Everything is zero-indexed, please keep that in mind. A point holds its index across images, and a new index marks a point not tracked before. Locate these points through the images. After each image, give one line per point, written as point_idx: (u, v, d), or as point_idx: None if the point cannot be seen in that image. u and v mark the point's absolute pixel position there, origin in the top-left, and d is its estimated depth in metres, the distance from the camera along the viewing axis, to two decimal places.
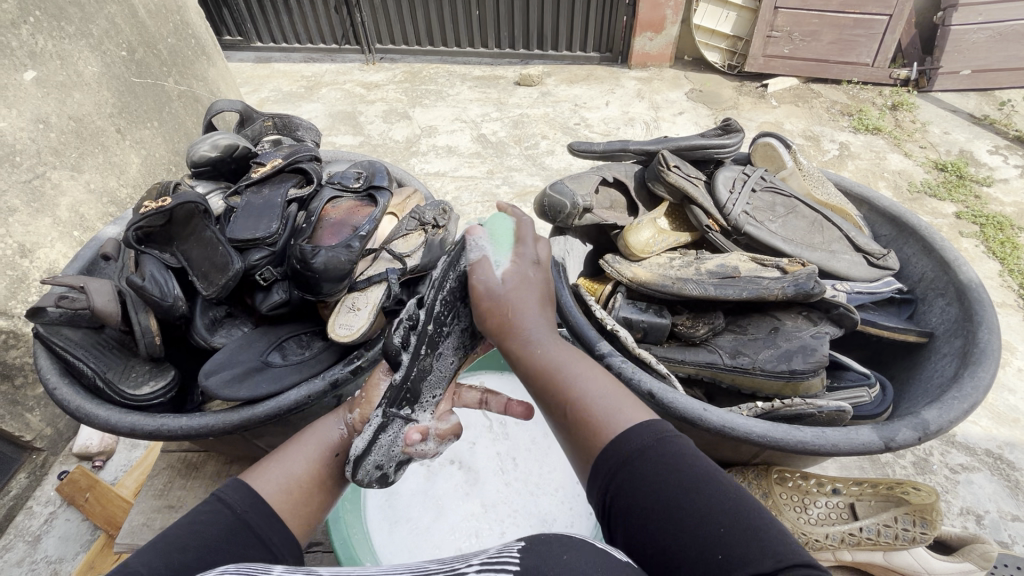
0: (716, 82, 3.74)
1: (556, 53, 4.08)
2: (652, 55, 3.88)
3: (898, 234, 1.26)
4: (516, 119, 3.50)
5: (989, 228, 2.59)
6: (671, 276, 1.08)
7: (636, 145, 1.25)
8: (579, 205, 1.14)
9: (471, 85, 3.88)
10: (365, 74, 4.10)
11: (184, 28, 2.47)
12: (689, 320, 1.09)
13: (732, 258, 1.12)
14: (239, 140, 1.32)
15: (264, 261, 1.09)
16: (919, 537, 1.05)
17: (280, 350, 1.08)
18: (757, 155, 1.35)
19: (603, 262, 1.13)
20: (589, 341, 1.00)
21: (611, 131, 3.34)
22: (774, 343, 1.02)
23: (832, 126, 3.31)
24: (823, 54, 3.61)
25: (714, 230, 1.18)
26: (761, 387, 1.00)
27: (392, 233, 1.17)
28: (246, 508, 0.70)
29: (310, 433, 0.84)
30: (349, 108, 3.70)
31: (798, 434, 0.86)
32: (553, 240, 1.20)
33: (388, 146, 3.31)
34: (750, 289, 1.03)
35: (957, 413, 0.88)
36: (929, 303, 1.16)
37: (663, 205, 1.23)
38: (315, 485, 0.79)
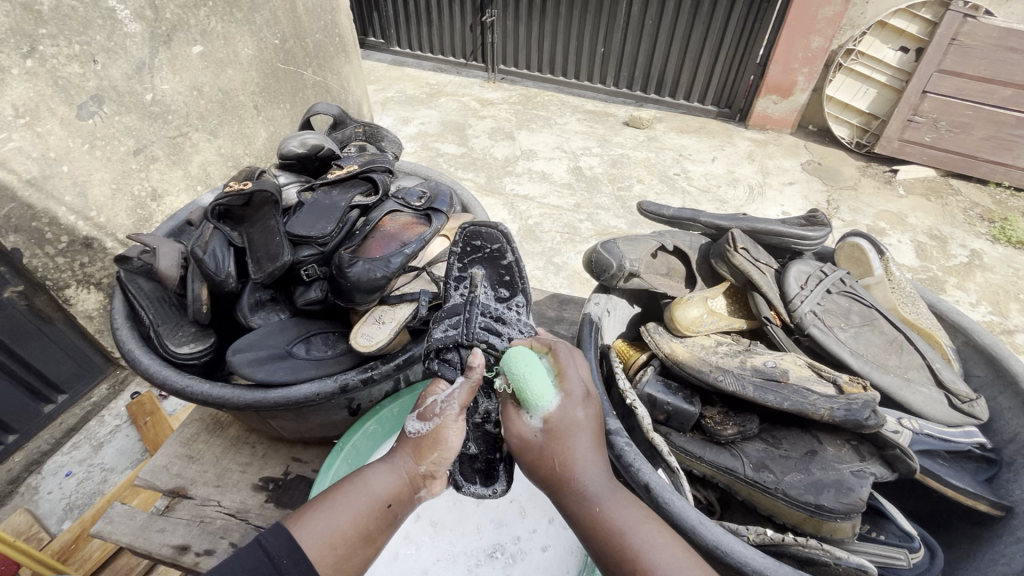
0: (838, 159, 3.50)
1: (672, 101, 4.05)
2: (772, 118, 3.71)
3: (994, 379, 1.10)
4: (616, 158, 3.50)
5: None
6: (711, 363, 1.00)
7: (707, 218, 1.23)
8: (626, 268, 1.09)
9: (580, 118, 3.95)
10: (483, 90, 4.32)
11: (333, 27, 2.72)
12: (718, 415, 1.01)
13: (785, 359, 1.03)
14: (326, 142, 1.43)
15: (311, 258, 1.16)
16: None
17: (306, 342, 1.15)
18: (842, 254, 1.25)
19: (643, 329, 1.09)
20: (600, 413, 0.95)
21: (710, 188, 3.24)
22: (806, 468, 0.91)
23: (965, 230, 2.96)
24: (972, 149, 3.25)
25: (774, 324, 1.09)
26: (778, 512, 0.91)
27: (439, 256, 1.20)
28: (284, 556, 0.74)
29: (356, 483, 0.84)
30: (460, 120, 3.92)
31: None
32: (596, 295, 1.15)
33: (486, 161, 3.44)
34: (793, 400, 0.93)
35: None
36: (1016, 470, 0.99)
37: (724, 284, 1.17)
38: (371, 520, 0.81)
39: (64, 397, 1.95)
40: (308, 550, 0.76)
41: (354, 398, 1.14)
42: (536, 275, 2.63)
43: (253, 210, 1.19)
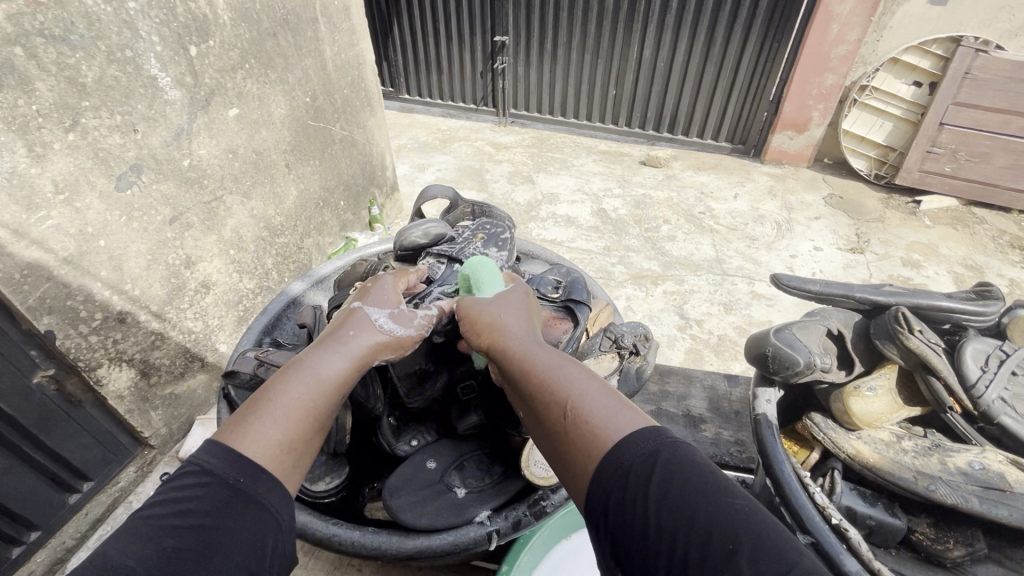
0: (860, 191, 3.51)
1: (686, 139, 4.08)
2: (789, 153, 3.74)
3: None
4: (638, 198, 3.49)
5: None
6: (911, 468, 1.03)
7: (862, 293, 1.16)
8: (810, 363, 1.12)
9: (596, 159, 3.96)
10: (495, 135, 4.34)
11: (359, 82, 2.70)
12: (927, 529, 1.07)
13: (989, 458, 1.03)
14: (447, 229, 1.39)
15: None
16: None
17: (459, 469, 1.20)
18: (1015, 328, 1.14)
19: (813, 424, 1.13)
20: (833, 543, 0.98)
21: (738, 225, 3.22)
22: None
23: (999, 259, 2.95)
24: (992, 178, 3.28)
25: (956, 413, 1.05)
26: None
27: (587, 351, 1.24)
28: (235, 473, 0.71)
29: (306, 368, 0.85)
30: (476, 165, 3.91)
31: None
32: (760, 388, 1.24)
33: (509, 206, 3.41)
34: (1022, 516, 0.97)
35: None
36: None
37: (890, 367, 1.12)
38: (320, 404, 0.83)
39: (90, 484, 1.80)
40: (251, 451, 0.73)
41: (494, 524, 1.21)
42: None
43: None
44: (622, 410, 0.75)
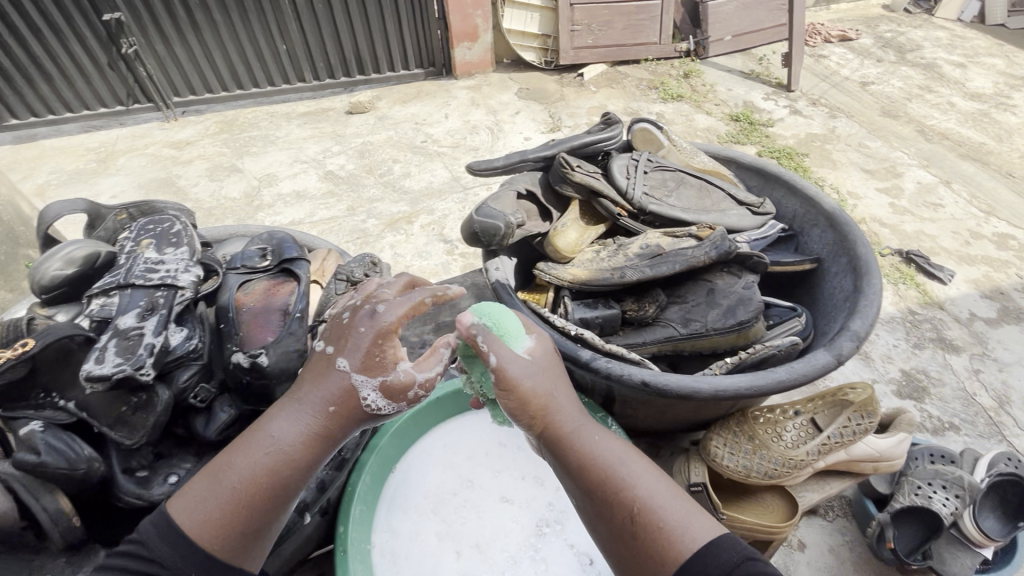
0: (539, 79, 4.00)
1: (380, 76, 4.03)
2: (474, 63, 4.01)
3: (765, 182, 1.50)
4: (360, 148, 3.39)
5: (783, 160, 3.16)
6: (609, 268, 1.19)
7: (533, 153, 1.32)
8: (511, 223, 1.19)
9: (300, 123, 3.68)
10: (169, 133, 3.65)
11: None
12: (634, 305, 1.26)
13: (651, 237, 1.23)
14: (98, 247, 1.24)
15: (194, 378, 1.10)
16: (870, 426, 1.31)
17: None
18: (637, 138, 1.48)
19: (539, 271, 1.25)
20: (572, 354, 1.12)
21: (459, 141, 3.42)
22: (716, 303, 1.20)
23: (645, 101, 3.77)
24: (619, 40, 4.06)
25: (624, 216, 1.30)
26: (717, 344, 1.20)
27: (323, 302, 1.23)
28: (174, 555, 0.80)
29: (257, 441, 0.86)
30: (162, 174, 3.27)
31: (774, 376, 1.07)
32: (488, 262, 1.30)
33: (226, 205, 3.00)
34: (681, 261, 1.16)
35: (871, 316, 1.16)
36: (808, 233, 1.42)
37: (574, 203, 1.31)
38: (274, 475, 0.84)
39: None
40: (204, 537, 0.81)
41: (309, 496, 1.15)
42: None
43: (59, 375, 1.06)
44: (681, 510, 0.81)
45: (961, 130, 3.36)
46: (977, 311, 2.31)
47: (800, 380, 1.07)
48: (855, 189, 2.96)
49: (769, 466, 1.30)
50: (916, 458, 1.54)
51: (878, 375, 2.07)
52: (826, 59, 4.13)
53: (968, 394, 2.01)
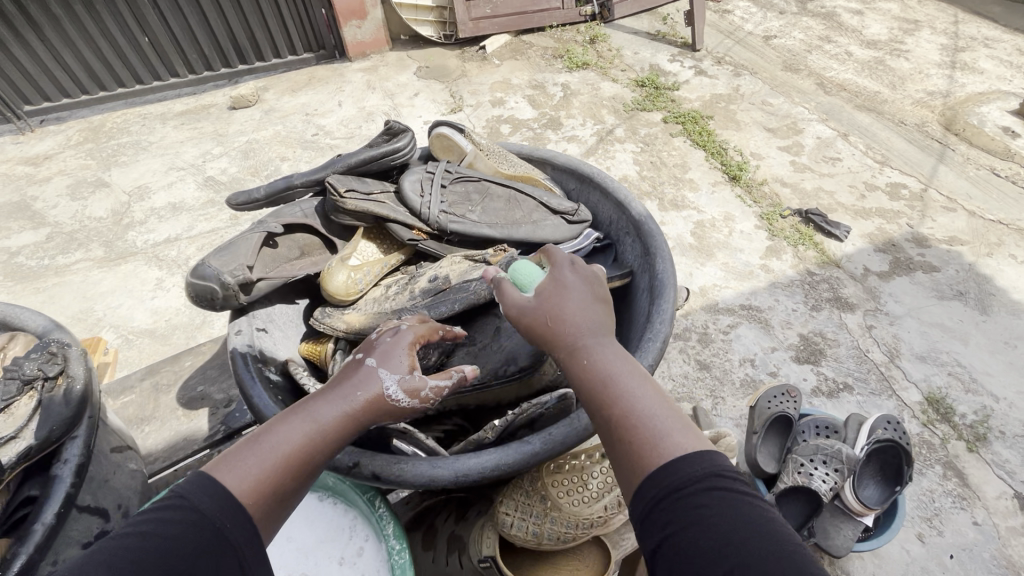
0: (439, 55, 3.76)
1: (265, 64, 3.69)
2: (366, 43, 3.72)
3: (581, 184, 1.36)
4: (244, 148, 3.10)
5: (688, 124, 3.09)
6: (388, 312, 1.07)
7: (301, 178, 1.16)
8: (232, 283, 0.99)
9: (177, 124, 3.33)
10: (24, 147, 3.23)
11: None
12: (419, 353, 1.07)
13: (445, 266, 1.15)
14: None
15: None
16: None
17: None
18: (437, 146, 1.34)
19: (313, 322, 1.11)
20: None
21: (354, 131, 3.18)
22: (501, 346, 1.06)
23: (550, 71, 3.60)
24: (520, 7, 3.86)
25: (422, 240, 1.20)
26: (501, 395, 1.06)
27: None
28: (206, 499, 0.63)
29: (299, 413, 0.74)
30: (15, 196, 2.90)
31: (528, 448, 0.84)
32: (234, 322, 1.06)
33: (90, 227, 2.68)
34: (460, 299, 1.04)
35: (654, 354, 0.95)
36: (622, 242, 1.27)
37: (359, 231, 1.20)
38: (296, 462, 0.70)
39: None
40: (228, 479, 0.66)
41: None
42: None
43: None
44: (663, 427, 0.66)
45: (858, 80, 3.39)
46: (871, 266, 2.34)
47: (562, 448, 0.85)
48: (758, 150, 2.93)
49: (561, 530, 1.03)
50: (803, 431, 1.57)
51: (777, 343, 2.07)
52: (730, 14, 4.06)
53: (861, 353, 2.03)
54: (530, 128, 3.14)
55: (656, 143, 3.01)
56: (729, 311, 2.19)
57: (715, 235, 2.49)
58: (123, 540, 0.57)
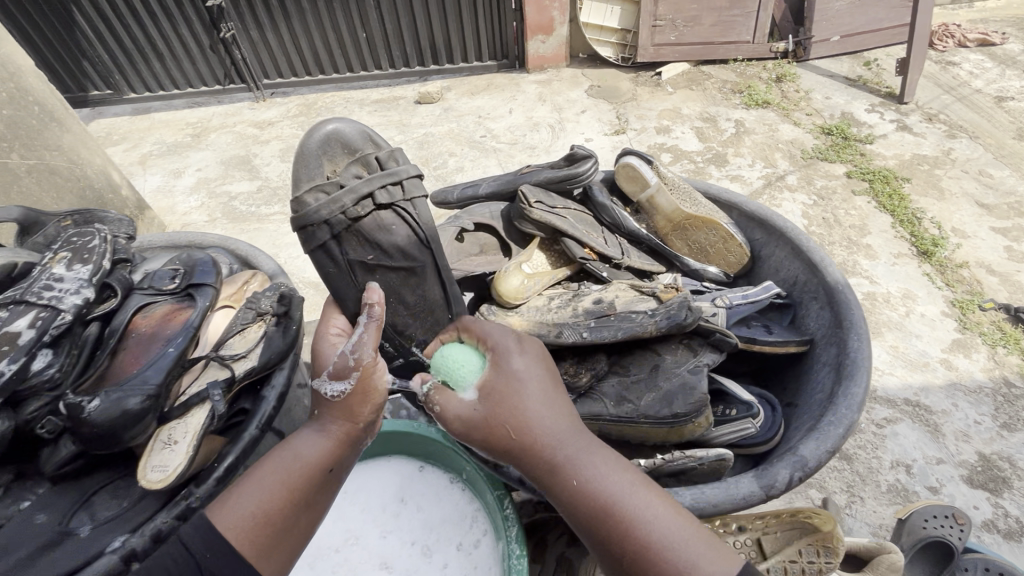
0: (613, 76, 3.81)
1: (453, 66, 4.04)
2: (547, 57, 3.89)
3: (769, 237, 1.38)
4: (421, 139, 3.43)
5: (877, 183, 2.76)
6: (548, 323, 1.19)
7: (485, 190, 1.54)
8: None
9: (371, 110, 3.78)
10: (256, 112, 3.91)
11: (24, 96, 2.17)
12: (573, 368, 1.19)
13: (608, 293, 1.25)
14: (18, 256, 1.12)
15: (42, 411, 0.99)
16: (826, 567, 1.09)
17: (87, 509, 1.04)
18: (622, 173, 1.44)
19: (481, 313, 1.28)
20: None
21: (518, 139, 3.34)
22: (655, 386, 1.12)
23: (725, 105, 3.45)
24: (706, 37, 3.75)
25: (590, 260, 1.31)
26: (649, 434, 1.11)
27: (227, 333, 1.22)
28: (204, 550, 0.84)
29: (281, 453, 0.93)
30: (242, 151, 3.52)
31: (680, 497, 0.88)
32: (428, 300, 1.20)
33: (289, 186, 3.17)
34: (625, 329, 1.13)
35: (832, 441, 1.00)
36: (806, 306, 1.29)
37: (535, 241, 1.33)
38: (301, 489, 0.91)
39: None
40: (229, 522, 0.86)
41: None
42: None
43: None
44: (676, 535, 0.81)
45: None
46: None
47: None
48: (962, 226, 2.52)
49: None
50: (964, 570, 1.32)
51: (945, 455, 1.76)
52: (954, 67, 3.54)
53: None
54: (692, 161, 3.03)
55: (833, 198, 2.73)
56: (888, 402, 1.90)
57: (887, 312, 2.18)
58: (191, 556, 0.83)
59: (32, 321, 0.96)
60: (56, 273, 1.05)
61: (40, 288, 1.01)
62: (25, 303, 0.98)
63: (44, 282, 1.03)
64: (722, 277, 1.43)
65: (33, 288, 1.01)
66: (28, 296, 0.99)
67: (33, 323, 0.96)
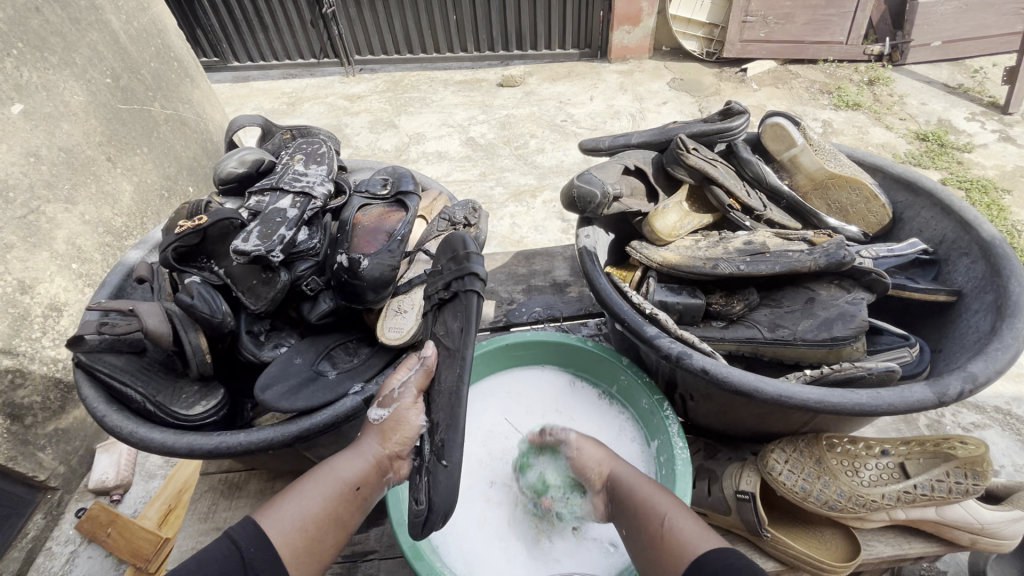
0: (696, 70, 3.80)
1: (536, 53, 4.12)
2: (631, 48, 3.92)
3: (914, 198, 1.41)
4: (502, 120, 3.53)
5: (974, 193, 2.67)
6: (703, 258, 1.21)
7: (638, 139, 1.40)
8: (609, 193, 1.21)
9: (454, 90, 3.92)
10: (346, 86, 4.12)
11: (166, 52, 2.43)
12: (722, 299, 1.24)
13: (758, 236, 1.26)
14: (263, 155, 1.41)
15: (309, 272, 1.24)
16: (973, 490, 1.05)
17: (329, 359, 1.23)
18: (767, 133, 1.46)
19: (630, 250, 1.27)
20: (637, 327, 1.10)
21: (598, 125, 3.40)
22: (812, 313, 1.15)
23: (813, 105, 3.39)
24: (798, 35, 3.69)
25: (734, 210, 1.31)
26: (804, 356, 1.14)
27: (425, 234, 1.29)
28: (251, 546, 0.84)
29: (324, 470, 0.97)
30: (333, 121, 3.73)
31: (855, 397, 0.95)
32: (582, 229, 1.29)
33: (377, 156, 3.34)
34: (781, 263, 1.16)
35: (1001, 362, 0.98)
36: (952, 262, 1.29)
37: (684, 188, 1.33)
38: (336, 510, 0.92)
39: None
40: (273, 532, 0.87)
41: None
42: None
43: (213, 243, 1.20)
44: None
45: None
46: None
47: (886, 411, 0.94)
48: None
49: (832, 496, 1.10)
50: None
51: None
52: None
53: None
54: None
55: None
56: (977, 408, 1.87)
57: None
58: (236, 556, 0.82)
59: (299, 203, 1.22)
60: (306, 169, 1.30)
61: (297, 179, 1.27)
62: (294, 189, 1.24)
63: (298, 177, 1.28)
64: (860, 237, 1.45)
65: (292, 179, 1.27)
66: (295, 184, 1.25)
67: (301, 204, 1.22)
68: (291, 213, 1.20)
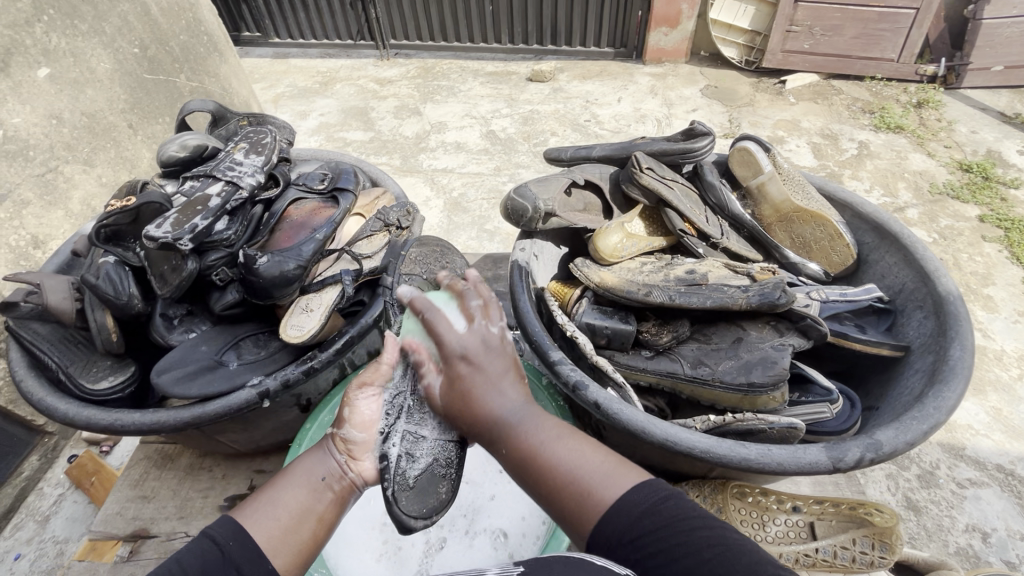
0: (732, 79, 3.66)
1: (570, 49, 4.06)
2: (666, 51, 3.81)
3: (880, 242, 1.36)
4: (526, 115, 3.50)
5: (1014, 233, 2.48)
6: (638, 283, 1.18)
7: (599, 152, 1.44)
8: (541, 209, 1.24)
9: (483, 81, 3.90)
10: (378, 69, 4.16)
11: (197, 25, 2.50)
12: (653, 328, 1.21)
13: (704, 267, 1.25)
14: (207, 141, 1.44)
15: (219, 262, 1.28)
16: (871, 557, 1.17)
17: (235, 348, 1.28)
18: (736, 158, 1.46)
19: (573, 266, 1.25)
20: (544, 348, 1.10)
21: (621, 128, 3.32)
22: (736, 355, 1.13)
23: (851, 125, 3.22)
24: (845, 49, 3.50)
25: (688, 235, 1.29)
26: (719, 399, 1.12)
27: (358, 234, 1.35)
28: (232, 543, 0.72)
29: (297, 469, 0.84)
30: (361, 103, 3.78)
31: (743, 451, 0.92)
32: (520, 242, 1.31)
33: (398, 141, 3.37)
34: (715, 298, 1.14)
35: (914, 433, 0.95)
36: (908, 314, 1.25)
37: (639, 207, 1.34)
38: (316, 513, 0.80)
39: None
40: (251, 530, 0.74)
41: (298, 393, 1.30)
42: (471, 245, 2.64)
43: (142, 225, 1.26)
44: (594, 471, 0.75)
45: None
46: None
47: (773, 468, 0.92)
48: None
49: None
50: None
51: None
52: None
53: None
54: None
55: (957, 240, 2.49)
56: (976, 464, 1.75)
57: (995, 371, 1.99)
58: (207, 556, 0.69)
59: (223, 195, 1.26)
60: (240, 161, 1.34)
61: (230, 171, 1.31)
62: (223, 181, 1.28)
63: (232, 168, 1.32)
64: (821, 276, 1.42)
65: (226, 170, 1.31)
66: (225, 176, 1.29)
67: (226, 196, 1.26)
68: (210, 204, 1.23)
